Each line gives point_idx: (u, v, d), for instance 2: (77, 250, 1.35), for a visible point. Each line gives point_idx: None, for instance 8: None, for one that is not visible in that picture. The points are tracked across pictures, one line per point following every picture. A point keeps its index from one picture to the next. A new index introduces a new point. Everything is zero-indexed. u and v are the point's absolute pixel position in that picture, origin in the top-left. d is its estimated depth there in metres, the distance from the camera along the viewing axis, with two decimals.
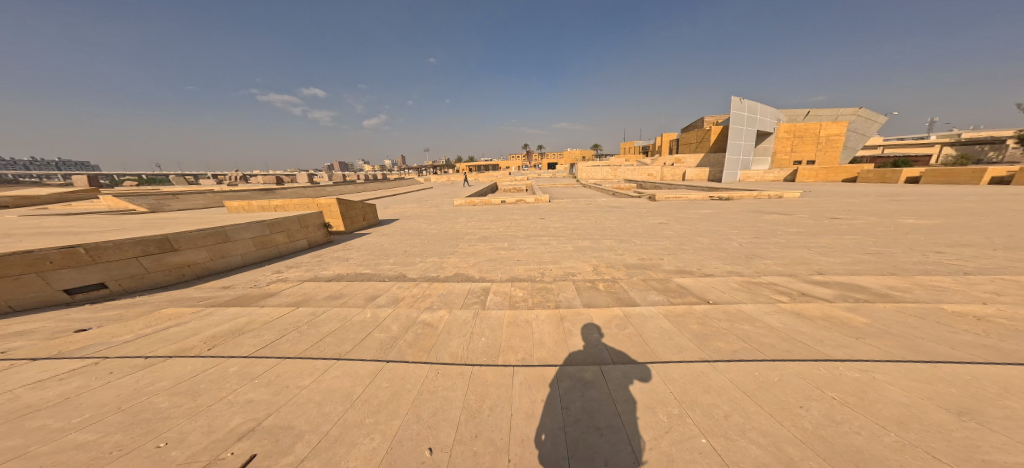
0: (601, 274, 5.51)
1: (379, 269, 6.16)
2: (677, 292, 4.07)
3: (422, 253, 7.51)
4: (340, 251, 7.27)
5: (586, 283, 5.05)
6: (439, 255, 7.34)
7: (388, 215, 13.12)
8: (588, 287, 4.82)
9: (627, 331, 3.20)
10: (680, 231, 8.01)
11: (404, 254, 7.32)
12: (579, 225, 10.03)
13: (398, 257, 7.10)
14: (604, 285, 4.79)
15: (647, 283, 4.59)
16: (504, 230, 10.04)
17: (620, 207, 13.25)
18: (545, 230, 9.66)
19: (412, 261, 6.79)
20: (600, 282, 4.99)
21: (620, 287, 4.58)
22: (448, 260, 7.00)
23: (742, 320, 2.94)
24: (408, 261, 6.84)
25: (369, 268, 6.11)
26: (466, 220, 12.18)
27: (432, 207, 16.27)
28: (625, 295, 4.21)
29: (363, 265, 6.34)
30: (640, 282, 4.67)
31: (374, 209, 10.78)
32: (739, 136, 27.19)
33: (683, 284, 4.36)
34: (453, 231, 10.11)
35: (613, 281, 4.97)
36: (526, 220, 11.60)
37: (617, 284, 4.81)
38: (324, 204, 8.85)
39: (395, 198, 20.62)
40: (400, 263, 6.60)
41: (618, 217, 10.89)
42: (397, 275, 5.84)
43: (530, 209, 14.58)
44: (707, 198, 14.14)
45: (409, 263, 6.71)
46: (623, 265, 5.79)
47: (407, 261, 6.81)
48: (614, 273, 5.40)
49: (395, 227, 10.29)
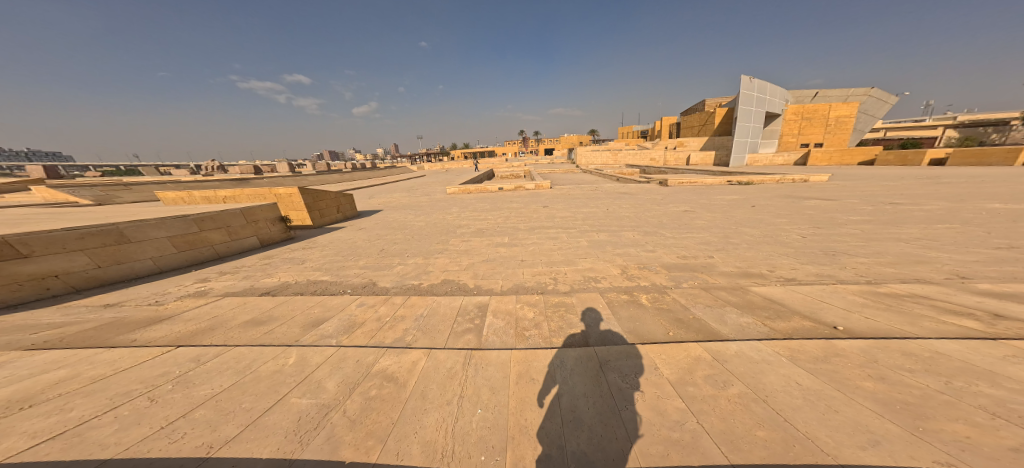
0: (633, 278, 4.22)
1: (345, 276, 4.78)
2: (765, 310, 2.80)
3: (403, 251, 6.12)
4: (298, 251, 5.84)
5: (619, 293, 3.77)
6: (423, 255, 5.95)
7: (369, 206, 11.58)
8: (626, 301, 3.53)
9: (731, 390, 1.97)
10: (714, 220, 6.72)
11: (380, 253, 5.92)
12: (590, 214, 8.64)
13: (372, 257, 5.70)
14: (647, 297, 3.51)
15: (708, 294, 3.31)
16: (503, 221, 8.63)
17: (631, 193, 11.89)
18: (550, 221, 8.27)
19: (389, 264, 5.41)
20: (638, 292, 3.70)
21: (672, 301, 3.29)
22: (434, 261, 5.61)
23: (967, 375, 1.78)
24: (384, 263, 5.45)
25: (330, 277, 4.74)
26: (459, 210, 10.70)
27: (420, 196, 14.67)
28: (687, 316, 2.94)
29: (324, 271, 4.95)
30: (700, 292, 3.38)
31: (351, 199, 9.25)
32: (748, 118, 25.71)
33: (766, 295, 3.09)
34: (443, 223, 8.68)
35: (657, 290, 3.67)
36: (527, 210, 10.17)
37: (665, 293, 3.52)
38: (283, 194, 7.35)
39: (383, 186, 19.04)
40: (374, 267, 5.22)
41: (632, 204, 9.55)
42: (366, 285, 4.49)
43: (530, 196, 13.11)
44: (726, 182, 12.84)
45: (385, 265, 5.33)
46: (661, 264, 4.50)
47: (383, 263, 5.42)
48: (653, 277, 4.11)
49: (375, 220, 8.81)
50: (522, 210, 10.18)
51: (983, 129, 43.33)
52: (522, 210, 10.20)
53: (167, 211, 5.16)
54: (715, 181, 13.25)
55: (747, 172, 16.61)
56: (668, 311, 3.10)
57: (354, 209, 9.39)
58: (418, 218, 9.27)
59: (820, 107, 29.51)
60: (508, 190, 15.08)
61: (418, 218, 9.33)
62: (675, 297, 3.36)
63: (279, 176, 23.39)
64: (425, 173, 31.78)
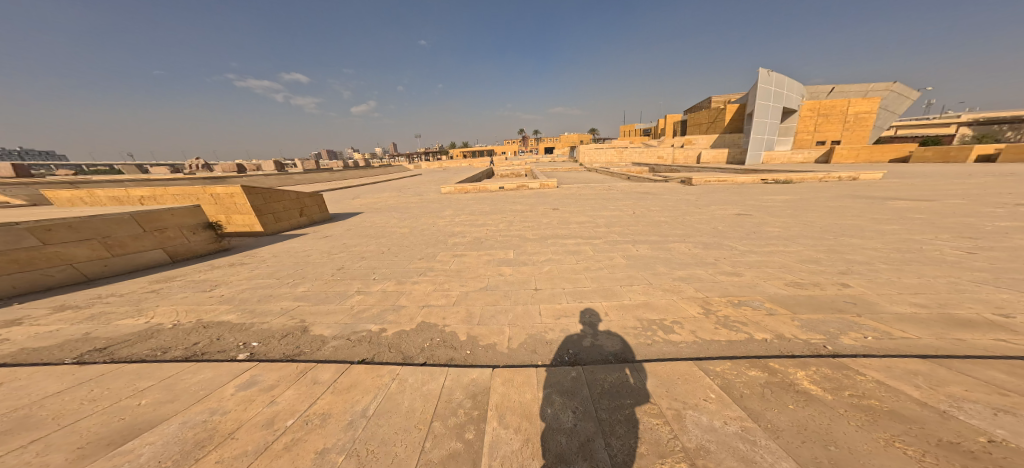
0: (732, 324, 2.56)
1: (265, 317, 3.11)
2: None
3: (371, 271, 4.42)
4: (220, 270, 4.14)
5: (740, 361, 2.11)
6: (399, 277, 4.26)
7: (348, 208, 9.88)
8: (772, 382, 1.89)
9: None
10: (789, 225, 5.08)
11: (338, 275, 4.23)
12: (613, 218, 6.94)
13: (323, 281, 4.01)
14: (808, 374, 1.88)
15: (950, 378, 1.70)
16: (506, 229, 6.94)
17: (654, 193, 10.23)
18: (565, 228, 6.58)
19: (347, 294, 3.72)
20: (779, 361, 2.05)
21: (889, 394, 1.66)
22: (411, 290, 3.92)
23: None
24: (339, 291, 3.77)
25: (236, 316, 3.08)
26: (452, 213, 8.99)
27: (409, 196, 12.91)
28: (980, 443, 1.35)
29: (234, 305, 3.29)
30: (941, 369, 1.75)
31: (320, 200, 7.53)
32: (765, 114, 24.04)
33: None
34: (431, 230, 6.95)
35: (814, 356, 2.02)
36: (534, 213, 8.45)
37: (844, 367, 1.89)
38: (222, 194, 5.64)
39: (371, 185, 17.35)
40: (320, 299, 3.54)
41: (662, 205, 7.89)
42: (289, 336, 2.84)
43: (535, 197, 11.38)
44: (761, 181, 11.20)
45: (336, 296, 3.64)
46: (767, 297, 2.84)
47: (336, 292, 3.73)
48: (777, 324, 2.44)
49: (347, 225, 7.10)
50: (527, 213, 8.48)
51: (1000, 127, 41.89)
52: (527, 213, 8.51)
53: (26, 216, 3.69)
54: (746, 179, 11.58)
55: (775, 170, 14.96)
56: (903, 421, 1.48)
57: (326, 213, 7.69)
58: (401, 223, 7.56)
59: (837, 104, 27.89)
60: (509, 190, 13.36)
61: (401, 223, 7.62)
62: (887, 380, 1.73)
63: (260, 175, 21.55)
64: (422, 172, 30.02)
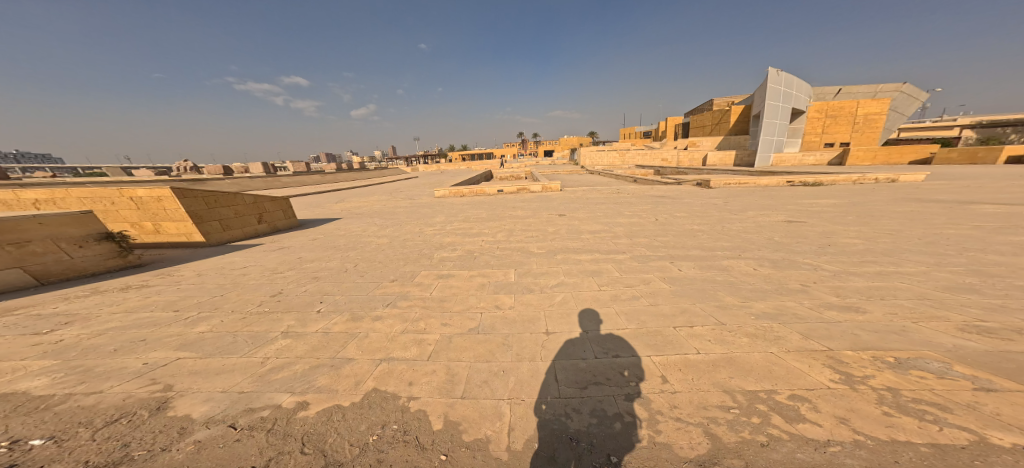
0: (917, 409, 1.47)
1: (100, 383, 1.98)
2: None
3: (319, 301, 3.28)
4: (94, 299, 3.01)
5: None
6: (350, 311, 3.13)
7: (325, 213, 8.71)
8: None
9: None
10: (871, 234, 3.96)
11: (268, 306, 3.09)
12: (634, 225, 5.80)
13: (238, 316, 2.88)
14: None
15: None
16: (506, 240, 5.79)
17: (671, 197, 9.10)
18: (577, 239, 5.43)
19: (261, 340, 2.59)
20: None
21: None
22: (360, 335, 2.79)
23: None
24: (251, 336, 2.63)
25: (46, 383, 1.94)
26: (443, 219, 7.81)
27: (398, 200, 11.74)
28: None
29: (64, 361, 2.16)
30: None
31: (285, 204, 6.36)
32: (775, 114, 23.10)
33: None
34: (415, 240, 5.78)
35: None
36: (538, 220, 7.29)
37: None
38: (144, 198, 4.47)
39: (360, 189, 16.19)
40: (211, 351, 2.39)
41: (687, 210, 6.76)
42: (115, 424, 1.70)
43: (537, 201, 10.23)
44: (788, 183, 10.08)
45: (241, 344, 2.51)
46: (944, 355, 1.75)
47: (246, 337, 2.60)
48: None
49: (314, 233, 5.94)
50: (529, 220, 7.34)
51: (1007, 129, 41.23)
52: (529, 219, 7.37)
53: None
54: (772, 181, 10.46)
55: (796, 172, 13.86)
56: None
57: (292, 220, 6.51)
58: (381, 231, 6.40)
59: (847, 105, 27.02)
60: (509, 194, 12.22)
61: (382, 231, 6.46)
62: None
63: (246, 178, 20.37)
64: (418, 175, 28.89)
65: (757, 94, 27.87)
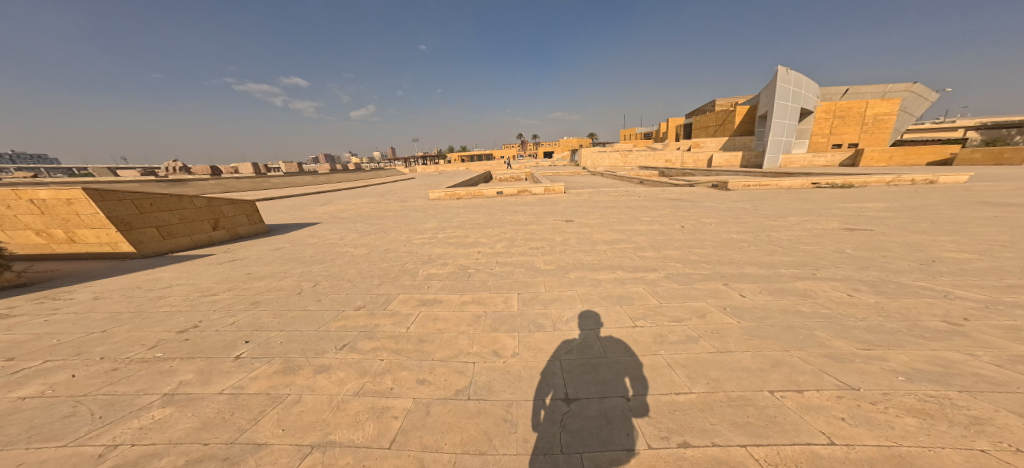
0: None
1: None
2: None
3: (245, 340, 2.37)
4: None
5: None
6: (283, 357, 2.22)
7: (304, 217, 7.81)
8: None
9: None
10: (975, 246, 3.12)
11: (166, 349, 2.18)
12: (657, 234, 4.91)
13: (104, 369, 1.97)
14: None
15: None
16: (506, 252, 4.89)
17: (687, 199, 8.24)
18: (591, 252, 4.53)
19: (118, 410, 1.67)
20: None
21: None
22: (287, 399, 1.87)
23: None
24: (105, 404, 1.71)
25: None
26: (434, 224, 6.89)
27: (388, 202, 10.83)
28: None
29: None
30: None
31: (249, 208, 5.46)
32: (783, 114, 22.31)
33: None
34: (398, 251, 4.88)
35: None
36: (542, 227, 6.39)
37: None
38: (51, 202, 3.58)
39: (350, 190, 15.26)
40: (14, 437, 1.48)
41: (714, 216, 5.90)
42: None
43: (539, 205, 9.33)
44: (812, 185, 9.25)
45: (77, 422, 1.58)
46: None
47: (95, 406, 1.68)
48: None
49: (280, 243, 5.04)
50: (531, 227, 6.45)
51: (1012, 131, 40.73)
52: (532, 226, 6.48)
53: None
54: (793, 183, 9.61)
55: (813, 173, 13.00)
56: None
57: (262, 226, 5.61)
58: (360, 239, 5.49)
59: (854, 105, 26.32)
60: (508, 196, 11.31)
61: (361, 239, 5.54)
62: None
63: (231, 178, 19.38)
64: (414, 176, 27.97)
65: (763, 93, 27.14)
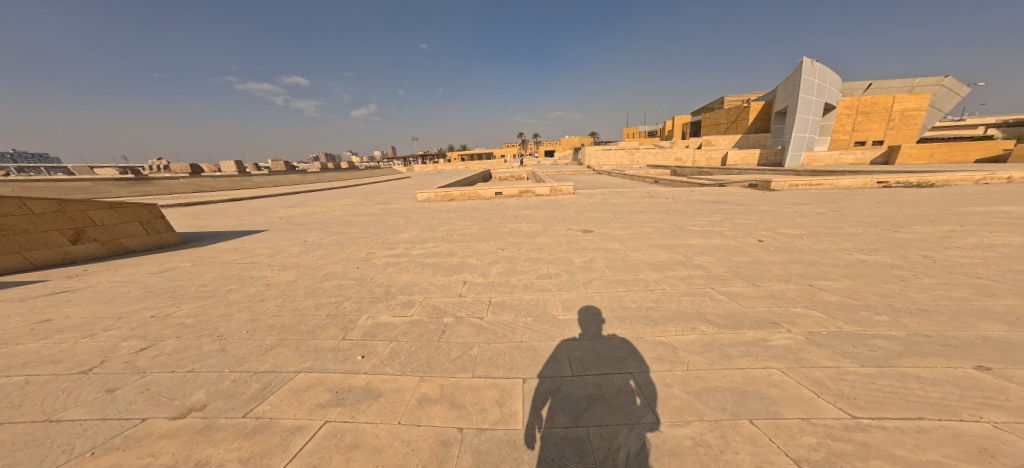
0: None
1: None
2: None
3: None
4: None
5: None
6: None
7: (256, 224, 6.29)
8: None
9: None
10: None
11: None
12: (731, 256, 3.38)
13: None
14: None
15: None
16: (511, 283, 3.35)
17: (731, 201, 6.73)
18: (640, 288, 3.01)
19: None
20: None
21: None
22: None
23: None
24: None
25: None
26: (416, 235, 5.35)
27: (369, 204, 9.27)
28: None
29: None
30: None
31: (144, 216, 4.73)
32: (808, 108, 20.58)
33: None
34: (355, 282, 3.38)
35: None
36: (554, 240, 4.85)
37: None
38: None
39: (331, 189, 13.68)
40: None
41: (792, 224, 4.40)
42: None
43: (546, 208, 7.73)
44: (876, 184, 7.72)
45: None
46: None
47: None
48: None
49: (180, 264, 3.53)
50: (541, 239, 4.92)
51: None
52: (542, 238, 4.95)
53: None
54: (854, 181, 7.99)
55: (861, 171, 11.32)
56: None
57: (139, 241, 4.66)
58: (309, 258, 3.97)
59: (881, 101, 24.57)
60: (508, 197, 9.71)
61: (310, 257, 4.02)
62: None
63: (206, 176, 17.82)
64: (409, 174, 26.32)
65: (782, 87, 25.40)
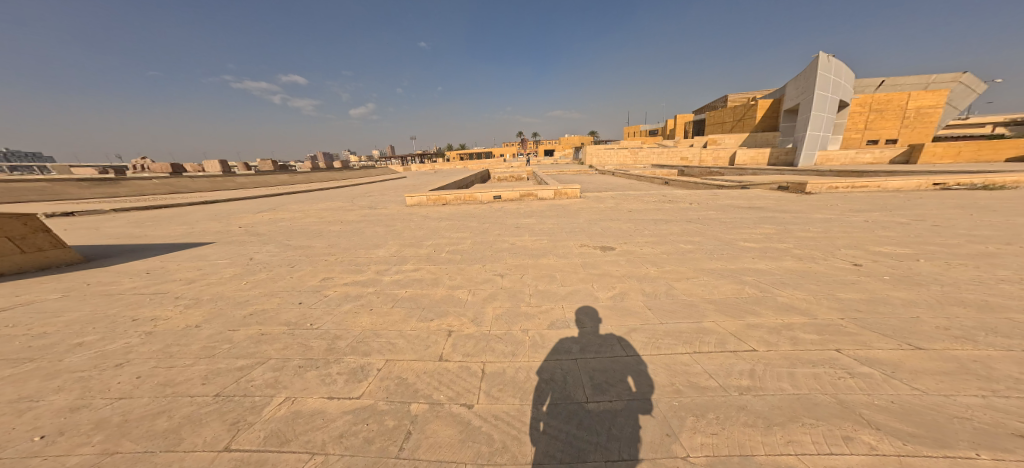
0: None
1: None
2: None
3: None
4: None
5: None
6: None
7: (207, 234, 5.27)
8: None
9: None
10: None
11: None
12: (831, 292, 2.39)
13: None
14: None
15: None
16: (518, 345, 2.38)
17: (771, 208, 5.73)
18: (714, 351, 2.03)
19: None
20: None
21: None
22: None
23: None
24: None
25: None
26: (396, 252, 4.34)
27: (352, 208, 8.25)
28: None
29: None
30: None
31: (28, 230, 3.76)
32: (823, 105, 19.58)
33: None
34: (289, 333, 2.37)
35: None
36: (569, 261, 3.84)
37: None
38: None
39: (317, 192, 12.66)
40: None
41: (880, 239, 3.40)
42: None
43: (551, 214, 6.72)
44: (933, 186, 6.70)
45: None
46: None
47: None
48: None
49: (46, 299, 2.52)
50: (551, 260, 3.92)
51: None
52: (552, 259, 3.94)
53: None
54: (906, 183, 6.97)
55: (896, 171, 10.31)
56: None
57: (8, 262, 3.61)
58: (241, 288, 2.95)
59: (894, 98, 23.64)
60: (508, 201, 8.68)
61: (243, 287, 2.99)
62: None
63: (185, 176, 16.75)
64: (405, 175, 25.38)
65: (793, 84, 24.44)
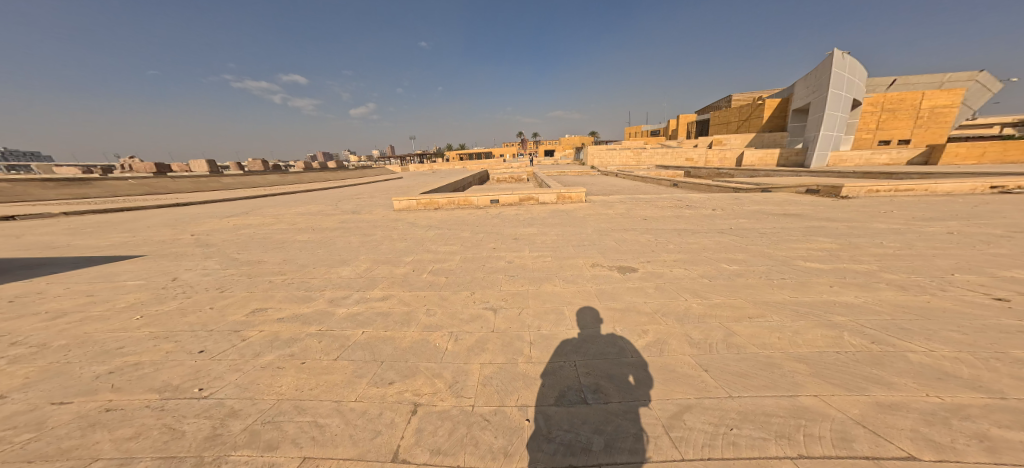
0: None
1: None
2: None
3: None
4: None
5: None
6: None
7: (146, 243, 4.46)
8: None
9: None
10: None
11: None
12: (1002, 351, 1.59)
13: None
14: None
15: None
16: (516, 431, 1.57)
17: (813, 214, 4.92)
18: (841, 457, 1.22)
19: None
20: None
21: None
22: None
23: None
24: None
25: None
26: (365, 272, 3.54)
27: (333, 212, 7.44)
28: None
29: None
30: None
31: None
32: (837, 104, 18.72)
33: None
34: (145, 411, 1.58)
35: None
36: (580, 290, 3.05)
37: None
38: None
39: (304, 194, 11.88)
40: None
41: (994, 260, 2.59)
42: None
43: (555, 221, 5.90)
44: (992, 192, 5.88)
45: None
46: None
47: None
48: None
49: None
50: (557, 288, 3.12)
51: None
52: (558, 287, 3.15)
53: None
54: (959, 186, 6.13)
55: (930, 172, 9.46)
56: None
57: None
58: (119, 333, 2.17)
59: (907, 98, 22.71)
60: (506, 206, 7.86)
61: (123, 331, 2.22)
62: None
63: (168, 176, 15.95)
64: (402, 176, 24.61)
65: (802, 83, 23.62)
